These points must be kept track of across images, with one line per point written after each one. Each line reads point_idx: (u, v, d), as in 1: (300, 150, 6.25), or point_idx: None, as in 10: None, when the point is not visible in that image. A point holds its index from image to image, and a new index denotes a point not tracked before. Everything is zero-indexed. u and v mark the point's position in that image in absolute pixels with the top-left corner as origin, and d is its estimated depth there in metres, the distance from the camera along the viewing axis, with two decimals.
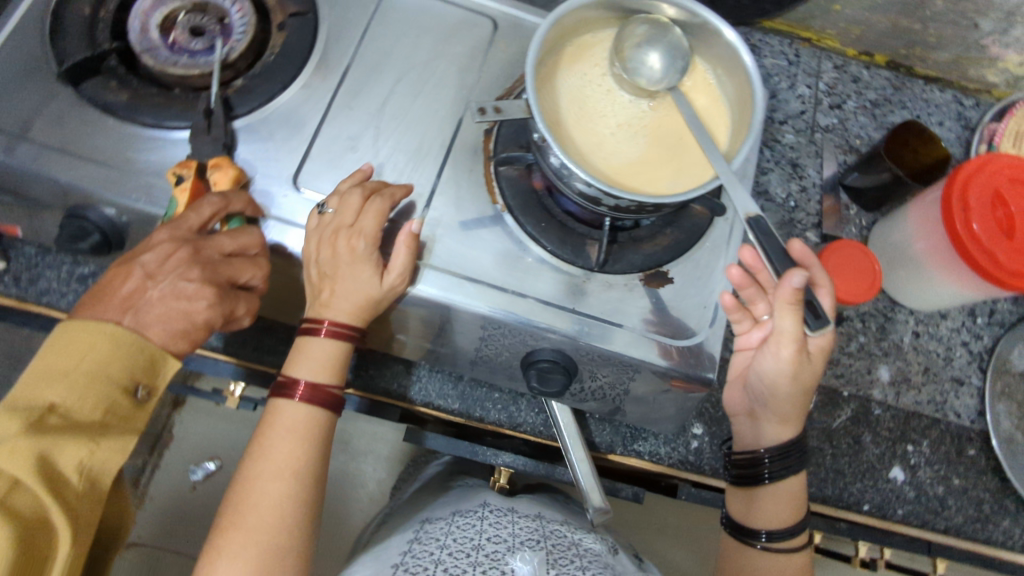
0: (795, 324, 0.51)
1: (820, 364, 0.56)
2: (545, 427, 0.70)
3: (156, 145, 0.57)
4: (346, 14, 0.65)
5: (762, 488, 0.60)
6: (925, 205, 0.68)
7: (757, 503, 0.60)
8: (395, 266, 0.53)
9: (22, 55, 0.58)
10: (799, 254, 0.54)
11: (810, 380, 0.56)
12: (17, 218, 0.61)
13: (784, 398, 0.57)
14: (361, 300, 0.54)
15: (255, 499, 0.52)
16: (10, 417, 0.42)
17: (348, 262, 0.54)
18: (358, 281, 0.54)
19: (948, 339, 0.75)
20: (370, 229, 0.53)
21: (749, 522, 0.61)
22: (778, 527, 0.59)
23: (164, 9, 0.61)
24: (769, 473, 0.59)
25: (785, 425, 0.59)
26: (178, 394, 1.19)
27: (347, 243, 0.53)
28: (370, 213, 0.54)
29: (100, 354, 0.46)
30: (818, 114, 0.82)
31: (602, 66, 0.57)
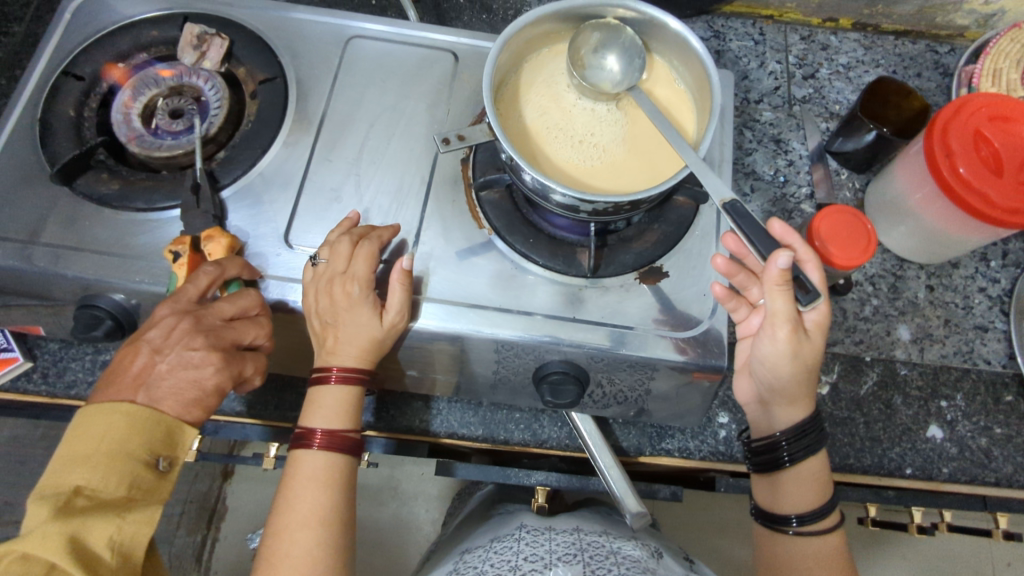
0: (787, 303, 0.51)
1: (820, 339, 0.56)
2: (570, 438, 0.69)
3: (152, 227, 0.60)
4: (313, 72, 0.67)
5: (784, 472, 0.59)
6: (908, 160, 0.68)
7: (782, 488, 0.59)
8: (390, 305, 0.55)
9: (18, 163, 0.61)
10: (779, 233, 0.56)
11: (812, 358, 0.56)
12: (35, 318, 0.63)
13: (789, 379, 0.56)
14: (363, 344, 0.55)
15: (287, 551, 0.53)
16: (40, 505, 0.44)
17: (345, 308, 0.55)
18: (356, 326, 0.55)
19: (964, 288, 0.74)
20: (361, 273, 0.55)
21: (777, 509, 0.60)
22: (807, 509, 0.58)
23: (143, 98, 0.64)
24: (789, 455, 0.58)
25: (795, 406, 0.58)
26: (226, 465, 1.25)
27: (343, 289, 0.55)
28: (361, 258, 0.55)
29: (118, 433, 0.48)
30: (792, 87, 0.82)
31: (563, 77, 0.58)
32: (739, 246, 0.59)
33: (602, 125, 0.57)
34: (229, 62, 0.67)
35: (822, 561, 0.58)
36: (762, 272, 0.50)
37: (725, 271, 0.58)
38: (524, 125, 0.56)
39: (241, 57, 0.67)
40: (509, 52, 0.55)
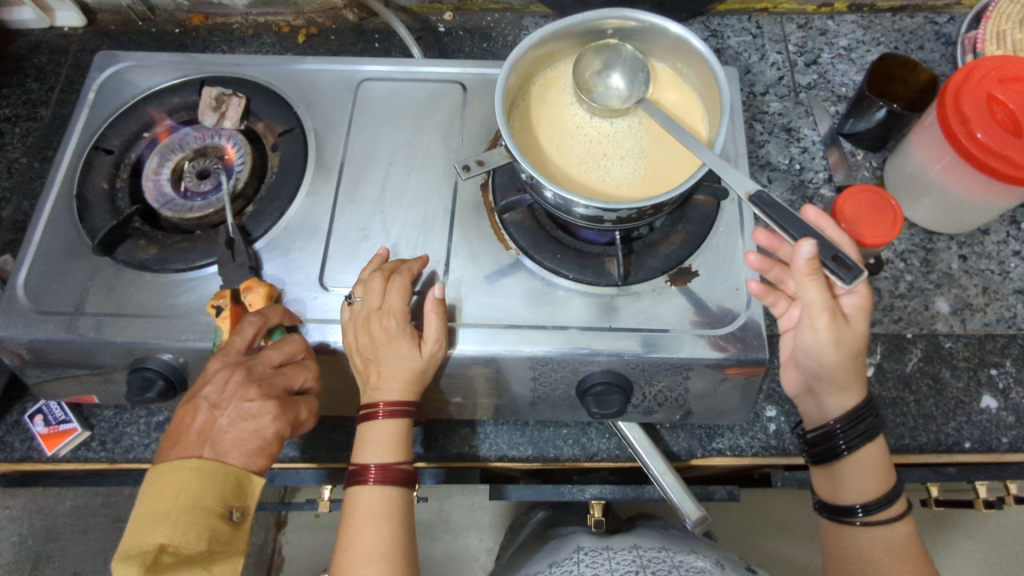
0: (821, 292, 0.52)
1: (862, 326, 0.55)
2: (620, 449, 0.68)
3: (193, 285, 0.62)
4: (329, 119, 0.69)
5: (842, 461, 0.58)
6: (923, 131, 0.68)
7: (842, 477, 0.59)
8: (428, 334, 0.56)
9: (60, 240, 0.64)
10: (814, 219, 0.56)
11: (856, 346, 0.55)
12: (90, 386, 0.65)
13: (833, 367, 0.56)
14: (407, 376, 0.56)
15: None
16: (130, 564, 0.46)
17: (385, 343, 0.56)
18: (398, 360, 0.56)
19: (998, 253, 0.73)
20: (396, 306, 0.56)
21: (842, 500, 0.59)
22: (873, 498, 0.57)
23: (170, 163, 0.67)
24: (847, 443, 0.57)
25: (846, 393, 0.57)
26: (280, 513, 1.27)
27: (380, 325, 0.56)
28: (394, 292, 0.57)
29: (192, 488, 0.49)
30: (796, 75, 0.83)
31: (569, 98, 0.59)
32: (770, 239, 0.59)
33: (615, 138, 0.58)
34: (248, 119, 0.69)
35: (893, 550, 0.57)
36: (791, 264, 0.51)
37: (761, 267, 0.59)
38: (537, 146, 0.57)
39: (258, 113, 0.69)
40: (514, 78, 0.57)
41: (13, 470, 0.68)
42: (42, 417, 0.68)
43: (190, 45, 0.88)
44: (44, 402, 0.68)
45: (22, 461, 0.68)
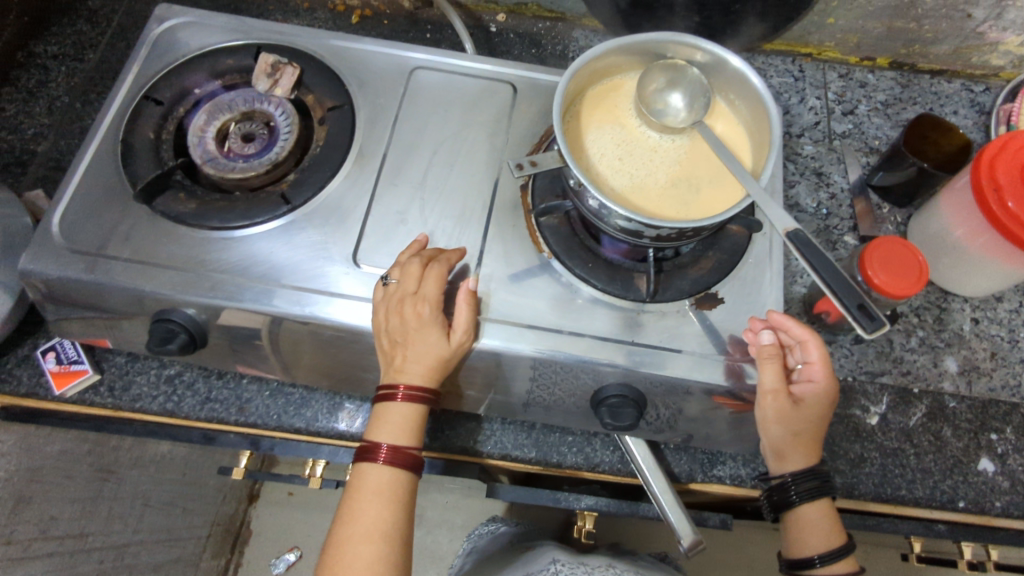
0: (776, 378, 0.56)
1: (812, 420, 0.59)
2: (623, 463, 0.68)
3: (225, 245, 0.62)
4: (378, 100, 0.70)
5: (794, 511, 0.61)
6: (955, 194, 0.69)
7: (793, 529, 0.61)
8: (459, 322, 0.57)
9: (100, 183, 0.64)
10: (778, 320, 0.59)
11: (802, 433, 0.59)
12: (109, 330, 0.66)
13: (781, 439, 0.59)
14: (433, 363, 0.57)
15: (349, 561, 0.54)
16: None
17: (415, 328, 0.56)
18: (425, 347, 0.57)
19: (1009, 322, 0.74)
20: (432, 294, 0.57)
21: (795, 553, 0.60)
22: (824, 548, 0.59)
23: (217, 122, 0.67)
24: (797, 494, 0.59)
25: (786, 461, 0.60)
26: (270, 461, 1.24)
27: (414, 310, 0.56)
28: (431, 279, 0.57)
29: None
30: (832, 122, 0.85)
31: (626, 107, 0.60)
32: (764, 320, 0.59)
33: (665, 155, 0.59)
34: (299, 89, 0.70)
35: None
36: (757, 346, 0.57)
37: (751, 346, 0.58)
38: (587, 151, 0.58)
39: (310, 85, 0.70)
40: (579, 80, 0.58)
41: (18, 403, 0.68)
42: (54, 354, 0.69)
43: (244, 10, 0.89)
44: (59, 340, 0.69)
45: (27, 396, 0.68)
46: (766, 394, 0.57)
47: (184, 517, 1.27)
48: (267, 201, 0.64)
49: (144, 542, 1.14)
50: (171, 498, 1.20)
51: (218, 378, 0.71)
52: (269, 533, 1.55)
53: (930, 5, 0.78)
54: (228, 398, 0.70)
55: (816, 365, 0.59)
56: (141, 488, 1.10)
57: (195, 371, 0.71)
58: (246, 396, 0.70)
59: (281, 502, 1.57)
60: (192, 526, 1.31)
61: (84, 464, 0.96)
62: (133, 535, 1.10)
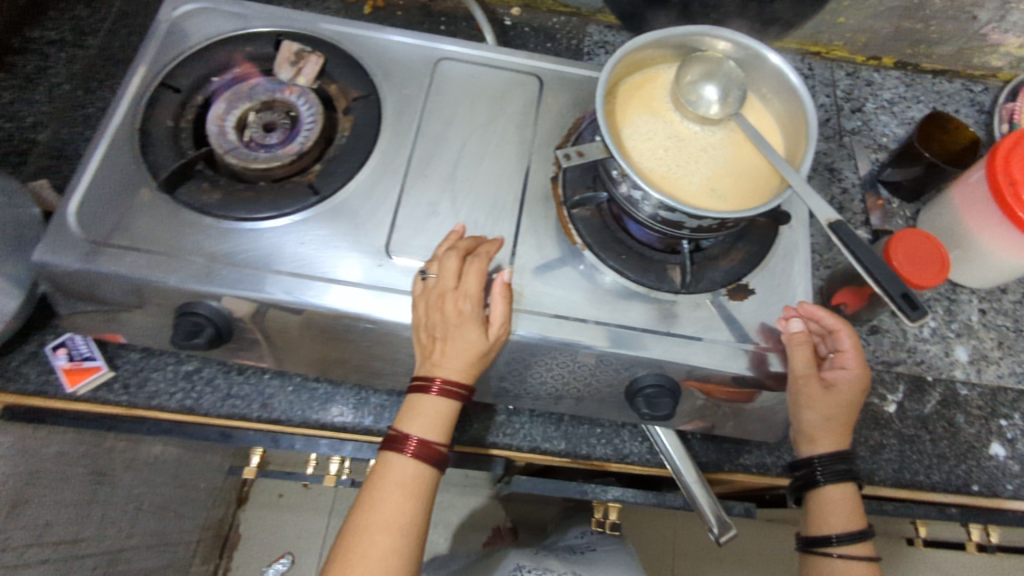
0: (807, 364, 0.57)
1: (847, 405, 0.59)
2: (652, 454, 0.69)
3: (252, 236, 0.61)
4: (404, 91, 0.69)
5: (818, 491, 0.61)
6: (967, 189, 0.71)
7: (813, 510, 0.61)
8: (496, 317, 0.57)
9: (117, 171, 0.62)
10: (808, 311, 0.61)
11: (835, 419, 0.59)
12: (125, 324, 0.64)
13: (812, 425, 0.59)
14: (472, 359, 0.56)
15: (365, 551, 0.53)
16: None
17: (456, 324, 0.56)
18: (464, 343, 0.56)
19: (1014, 312, 0.77)
20: (474, 291, 0.56)
21: (812, 532, 0.60)
22: (843, 530, 0.59)
23: (237, 111, 0.65)
24: (822, 476, 0.60)
25: (817, 443, 0.60)
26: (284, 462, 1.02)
27: (455, 305, 0.56)
28: (471, 275, 0.57)
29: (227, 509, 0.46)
30: (842, 119, 0.87)
31: (662, 99, 0.61)
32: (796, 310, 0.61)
33: (701, 145, 0.59)
34: (322, 79, 0.69)
35: None
36: (789, 332, 0.58)
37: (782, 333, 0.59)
38: (624, 139, 0.58)
39: (333, 75, 0.69)
40: (617, 70, 0.59)
41: (26, 402, 0.65)
42: (65, 350, 0.66)
43: None
44: (70, 336, 0.66)
45: (34, 395, 0.65)
46: (797, 380, 0.58)
47: (175, 522, 1.23)
48: (294, 192, 0.62)
49: (135, 548, 1.10)
50: (164, 502, 1.16)
51: (238, 374, 0.70)
52: (258, 537, 1.51)
53: (938, 6, 0.81)
54: (250, 394, 0.69)
55: (847, 354, 0.60)
56: (135, 491, 1.06)
57: (214, 367, 0.70)
58: (269, 392, 0.69)
59: (270, 506, 1.54)
60: (183, 531, 1.27)
61: (78, 467, 0.92)
62: (124, 541, 1.07)
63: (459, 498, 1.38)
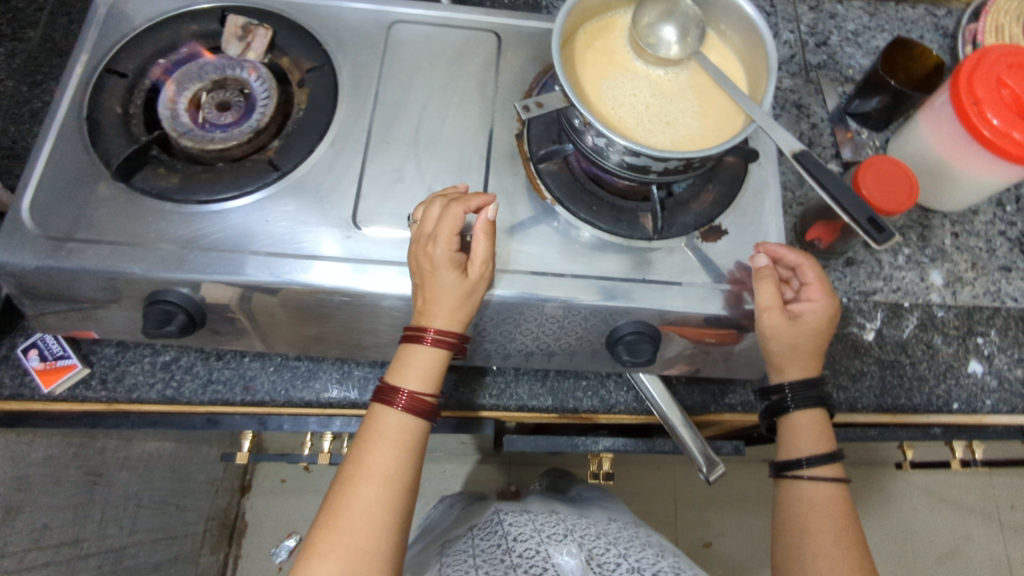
0: (772, 296, 0.56)
1: (813, 335, 0.59)
2: (638, 401, 0.70)
3: (214, 217, 0.59)
4: (358, 58, 0.68)
5: (787, 417, 0.60)
6: (932, 113, 0.71)
7: (785, 436, 0.60)
8: (476, 256, 0.55)
9: (68, 164, 0.60)
10: (772, 250, 0.60)
11: (803, 348, 0.58)
12: (93, 320, 0.62)
13: (779, 355, 0.59)
14: (453, 303, 0.55)
15: (349, 501, 0.53)
16: None
17: (430, 270, 0.54)
18: (440, 287, 0.54)
19: (986, 233, 0.77)
20: (446, 234, 0.54)
21: (782, 457, 0.60)
22: (812, 452, 0.58)
23: (188, 92, 0.64)
24: (793, 402, 0.59)
25: (784, 372, 0.60)
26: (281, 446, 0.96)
27: (426, 251, 0.54)
28: (446, 219, 0.54)
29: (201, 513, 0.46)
30: (807, 55, 0.86)
31: (622, 44, 0.60)
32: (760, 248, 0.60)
33: (662, 87, 0.59)
34: (273, 53, 0.67)
35: (818, 509, 0.58)
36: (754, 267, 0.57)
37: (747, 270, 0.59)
38: (584, 86, 0.57)
39: (283, 48, 0.67)
40: (571, 18, 0.58)
41: (4, 406, 0.65)
42: (37, 351, 0.65)
43: None
44: (41, 336, 0.65)
45: (12, 398, 0.64)
46: (763, 312, 0.57)
47: (179, 515, 1.24)
48: (255, 169, 0.61)
49: (140, 543, 1.11)
50: (164, 496, 1.17)
51: (218, 360, 0.69)
52: (265, 523, 1.52)
53: None
54: (232, 378, 0.68)
55: (813, 287, 0.60)
56: (133, 489, 1.06)
57: (192, 355, 0.69)
58: (250, 374, 0.68)
59: (273, 491, 1.54)
60: (187, 523, 1.28)
61: (71, 469, 0.91)
62: (128, 538, 1.07)
63: (460, 467, 1.40)
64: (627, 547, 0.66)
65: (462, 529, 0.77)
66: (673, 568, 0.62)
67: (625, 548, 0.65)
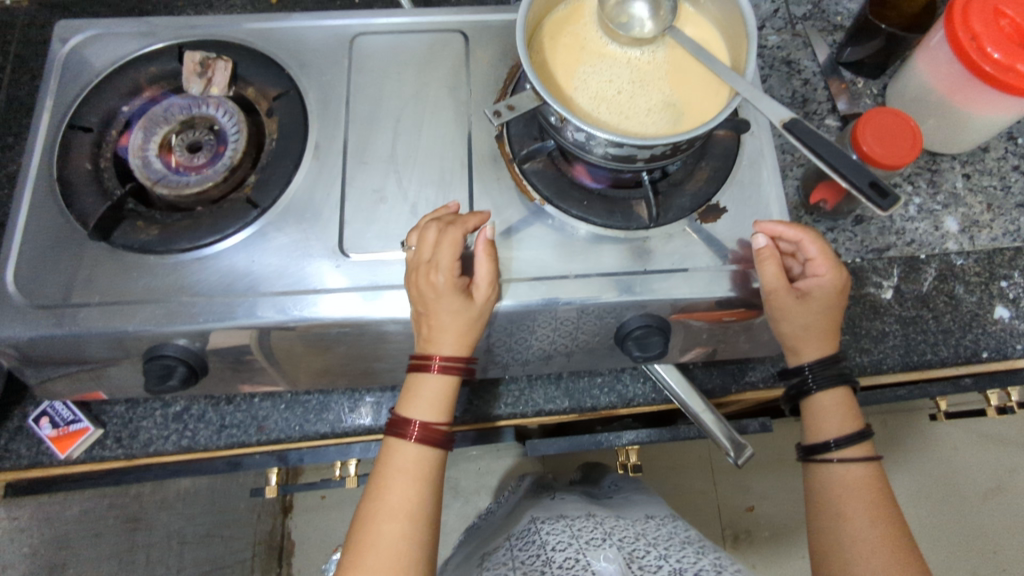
0: (774, 275, 0.54)
1: (823, 309, 0.56)
2: (657, 392, 0.68)
3: (200, 265, 0.58)
4: (324, 77, 0.65)
5: (809, 400, 0.58)
6: (929, 54, 0.68)
7: (808, 418, 0.59)
8: (481, 279, 0.53)
9: (47, 228, 0.59)
10: (770, 230, 0.56)
11: (815, 325, 0.56)
12: (98, 381, 0.61)
13: (793, 337, 0.57)
14: (460, 329, 0.53)
15: (374, 539, 0.52)
16: None
17: (434, 298, 0.52)
18: (444, 316, 0.52)
19: (999, 170, 0.74)
20: (448, 262, 0.52)
21: (808, 441, 0.58)
22: (839, 434, 0.56)
23: (156, 137, 0.62)
24: (814, 382, 0.57)
25: (801, 351, 0.57)
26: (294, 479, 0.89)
27: (428, 280, 0.52)
28: (446, 244, 0.52)
29: None
30: (790, 7, 0.82)
31: (592, 28, 0.58)
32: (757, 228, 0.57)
33: (639, 69, 0.56)
34: (237, 84, 0.65)
35: (851, 489, 0.56)
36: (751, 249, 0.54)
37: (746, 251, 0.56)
38: (559, 80, 0.55)
39: (247, 77, 0.65)
40: (534, 10, 0.55)
41: (24, 477, 0.65)
42: (49, 419, 0.65)
43: (152, 11, 0.84)
44: (49, 403, 0.65)
45: (32, 467, 0.64)
46: (766, 295, 0.54)
47: (225, 546, 1.20)
48: (234, 210, 0.60)
49: None
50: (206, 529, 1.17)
51: (229, 404, 0.68)
52: None
53: None
54: (245, 421, 0.67)
55: (818, 261, 0.56)
56: (174, 527, 1.06)
57: (202, 402, 0.68)
58: (263, 414, 0.68)
59: (314, 508, 1.45)
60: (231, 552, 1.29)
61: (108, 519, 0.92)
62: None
63: (494, 461, 1.39)
64: (667, 548, 0.65)
65: (498, 539, 0.76)
66: (714, 565, 0.60)
67: (666, 549, 0.64)
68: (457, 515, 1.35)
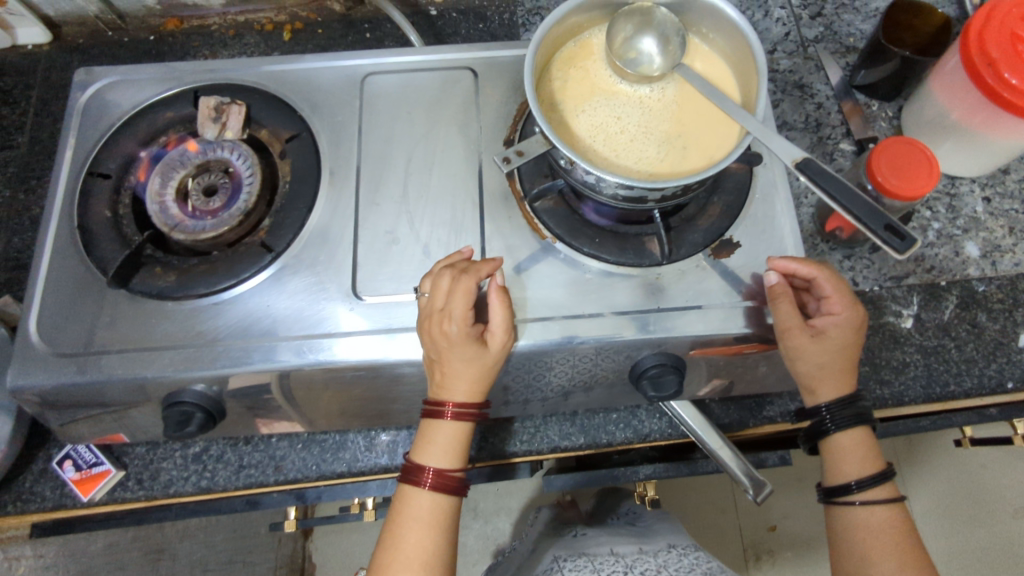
0: (789, 315, 0.53)
1: (840, 348, 0.55)
2: (673, 427, 0.68)
3: (216, 311, 0.59)
4: (335, 118, 0.66)
5: (828, 441, 0.57)
6: (944, 78, 0.67)
7: (828, 460, 0.58)
8: (494, 327, 0.53)
9: (68, 276, 0.60)
10: (784, 268, 0.56)
11: (832, 364, 0.55)
12: (120, 424, 0.62)
13: (810, 375, 0.56)
14: (473, 377, 0.53)
15: None
16: None
17: (446, 347, 0.52)
18: (457, 364, 0.53)
19: (1020, 192, 0.73)
20: (460, 312, 0.52)
21: (829, 482, 0.57)
22: (860, 476, 0.55)
23: (173, 182, 0.63)
24: (833, 423, 0.56)
25: (817, 391, 0.57)
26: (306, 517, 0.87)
27: (440, 328, 0.53)
28: (459, 293, 0.52)
29: None
30: (802, 29, 0.81)
31: (601, 65, 0.58)
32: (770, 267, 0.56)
33: (649, 107, 0.56)
34: (250, 126, 0.66)
35: (876, 532, 0.55)
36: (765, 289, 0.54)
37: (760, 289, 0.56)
38: (568, 121, 0.55)
39: (260, 120, 0.66)
40: (542, 51, 0.56)
41: (49, 519, 0.66)
42: (72, 461, 0.66)
43: (168, 52, 0.85)
44: (72, 446, 0.66)
45: (56, 509, 0.65)
46: (781, 334, 0.54)
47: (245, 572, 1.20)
48: (249, 254, 0.60)
49: None
50: None
51: (247, 444, 0.69)
52: None
53: None
54: (263, 460, 0.68)
55: (834, 299, 0.55)
56: (196, 556, 1.07)
57: (221, 443, 0.69)
58: (280, 454, 0.68)
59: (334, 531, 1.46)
60: None
61: None
62: None
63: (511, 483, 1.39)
64: None
65: None
66: None
67: None
68: (476, 537, 1.35)
